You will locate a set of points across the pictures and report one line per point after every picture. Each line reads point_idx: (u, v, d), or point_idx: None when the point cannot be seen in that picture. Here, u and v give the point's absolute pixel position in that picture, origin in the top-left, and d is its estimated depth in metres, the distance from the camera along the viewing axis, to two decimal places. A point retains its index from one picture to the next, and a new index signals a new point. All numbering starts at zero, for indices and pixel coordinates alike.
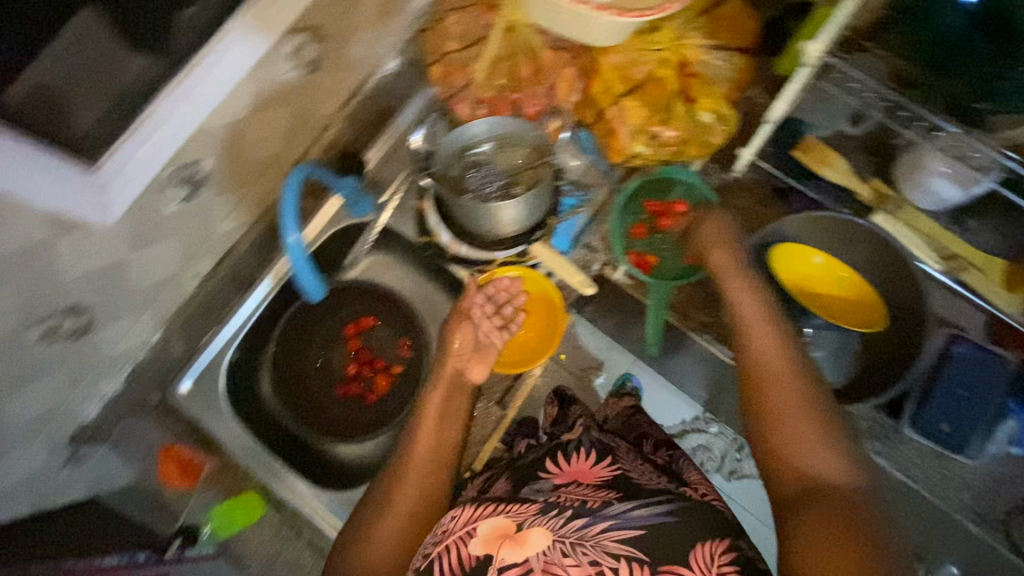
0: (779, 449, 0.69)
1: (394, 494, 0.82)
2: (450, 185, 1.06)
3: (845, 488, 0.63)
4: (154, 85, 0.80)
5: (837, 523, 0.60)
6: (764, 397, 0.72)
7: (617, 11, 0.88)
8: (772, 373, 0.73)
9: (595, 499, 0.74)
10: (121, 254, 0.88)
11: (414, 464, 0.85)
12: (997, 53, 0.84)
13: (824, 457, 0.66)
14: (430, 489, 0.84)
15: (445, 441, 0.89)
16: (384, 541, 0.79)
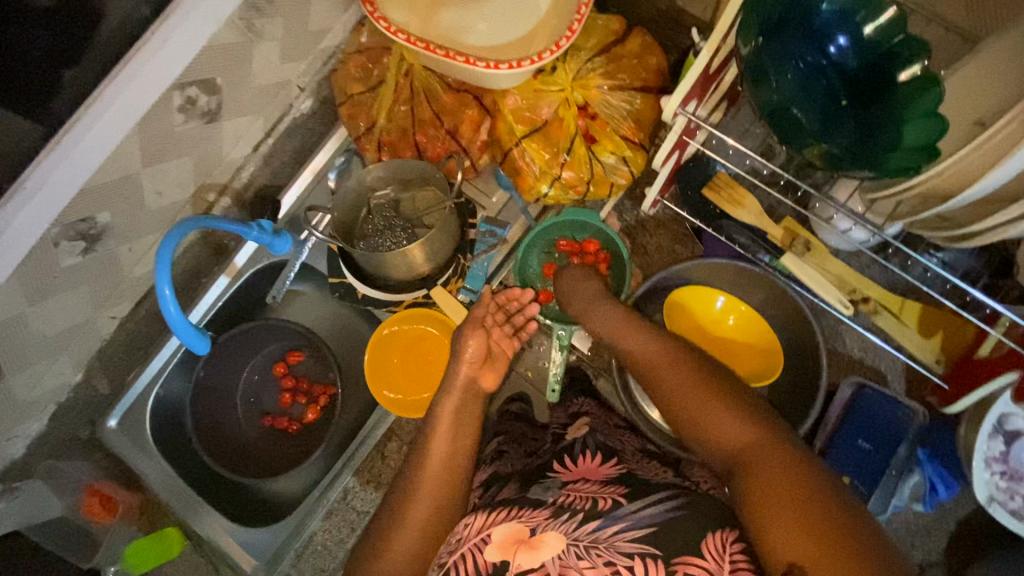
0: (702, 431, 0.74)
1: (401, 523, 0.79)
2: (355, 225, 1.08)
3: (759, 439, 0.69)
4: (35, 149, 0.83)
5: (766, 472, 0.64)
6: (666, 395, 0.79)
7: (490, 64, 0.91)
8: (664, 366, 0.82)
9: (606, 497, 0.70)
10: (18, 308, 0.91)
11: (426, 486, 0.83)
12: (842, 118, 0.68)
13: (727, 426, 0.72)
14: (434, 515, 0.80)
15: (451, 457, 0.87)
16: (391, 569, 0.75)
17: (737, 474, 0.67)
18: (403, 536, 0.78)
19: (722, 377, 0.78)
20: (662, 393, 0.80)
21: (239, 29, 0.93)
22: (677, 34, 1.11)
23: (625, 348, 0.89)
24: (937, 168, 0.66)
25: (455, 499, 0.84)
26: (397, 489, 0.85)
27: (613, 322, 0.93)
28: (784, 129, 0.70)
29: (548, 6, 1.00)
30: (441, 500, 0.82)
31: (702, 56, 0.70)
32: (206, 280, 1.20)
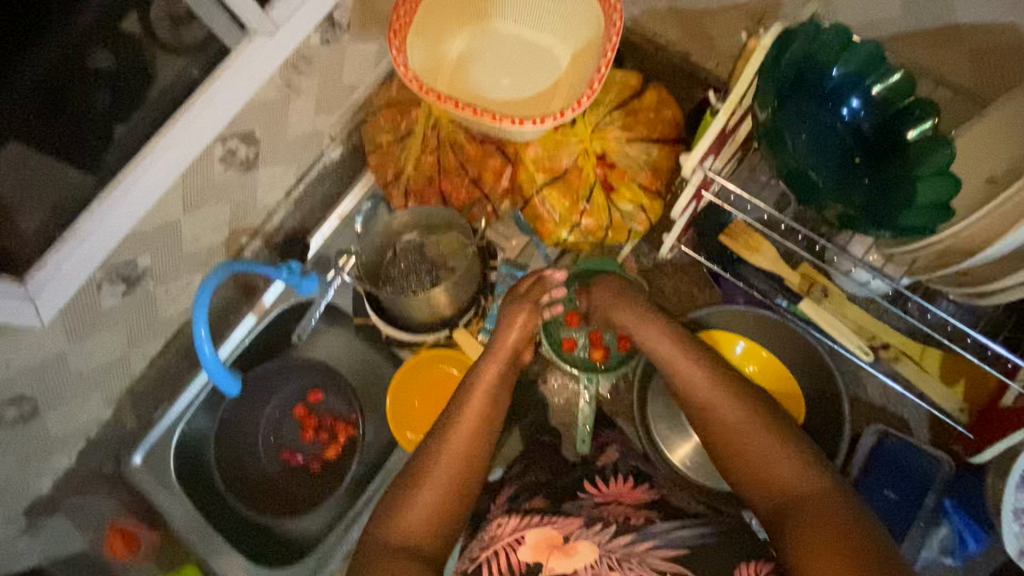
0: (749, 468, 0.75)
1: (421, 480, 0.79)
2: (381, 268, 1.12)
3: (812, 492, 0.70)
4: (86, 198, 0.88)
5: (822, 529, 0.66)
6: (713, 423, 0.80)
7: (516, 121, 0.93)
8: (721, 403, 0.80)
9: (638, 516, 0.79)
10: (60, 347, 0.95)
11: (454, 440, 0.83)
12: (857, 176, 0.73)
13: (774, 466, 0.74)
14: (459, 471, 0.81)
15: (480, 432, 0.85)
16: (411, 518, 0.76)
17: (789, 526, 0.68)
18: (425, 490, 0.78)
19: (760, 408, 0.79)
20: (716, 427, 0.79)
21: (279, 86, 1.00)
22: (692, 87, 1.16)
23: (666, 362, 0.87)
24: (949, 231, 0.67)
25: (480, 461, 0.83)
26: (422, 447, 0.85)
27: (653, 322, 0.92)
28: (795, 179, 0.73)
29: (568, 63, 1.05)
30: (465, 454, 0.82)
31: (716, 123, 0.72)
32: (234, 318, 1.23)
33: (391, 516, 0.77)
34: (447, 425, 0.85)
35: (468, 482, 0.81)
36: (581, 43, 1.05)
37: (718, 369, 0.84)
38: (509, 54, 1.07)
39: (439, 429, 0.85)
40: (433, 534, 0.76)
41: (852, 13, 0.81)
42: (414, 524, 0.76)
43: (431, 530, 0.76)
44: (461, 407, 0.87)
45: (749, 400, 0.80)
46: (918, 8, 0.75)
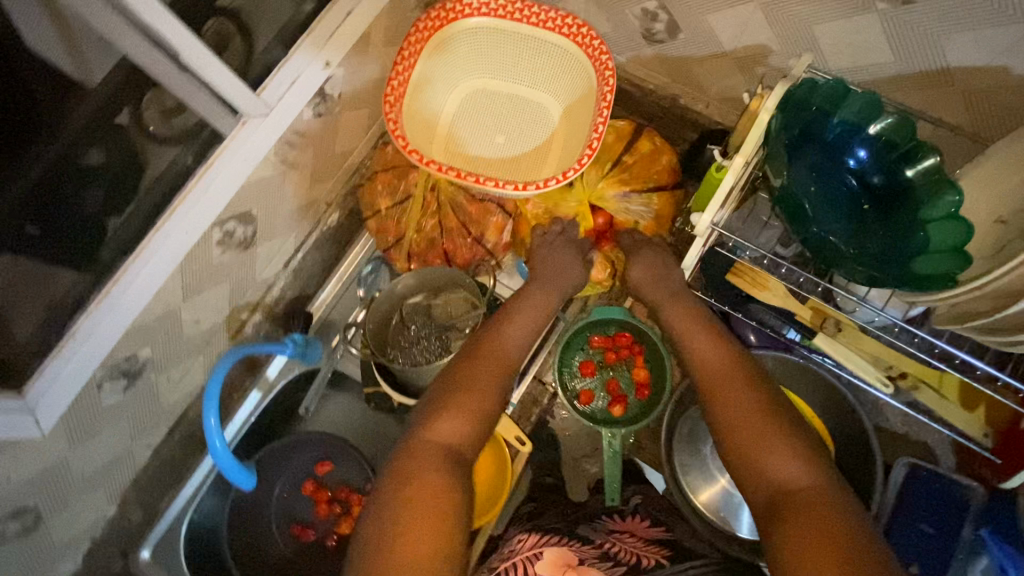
0: (753, 451, 0.72)
1: (464, 392, 0.82)
2: (389, 335, 1.09)
3: (814, 489, 0.67)
4: (82, 298, 0.84)
5: (822, 525, 0.62)
6: (729, 399, 0.78)
7: (518, 187, 0.91)
8: (733, 384, 0.79)
9: (649, 558, 0.82)
10: (62, 451, 0.91)
11: (489, 360, 0.88)
12: (868, 225, 0.72)
13: (778, 455, 0.71)
14: (492, 374, 0.86)
15: (491, 394, 0.84)
16: (454, 424, 0.79)
17: (786, 519, 0.65)
18: (468, 395, 0.82)
19: (777, 398, 0.78)
20: (725, 410, 0.77)
21: (275, 163, 0.98)
22: (683, 129, 1.17)
23: (688, 347, 0.88)
24: (951, 296, 0.67)
25: (490, 420, 0.82)
26: (458, 359, 0.89)
27: (682, 314, 0.92)
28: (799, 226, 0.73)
29: (561, 118, 1.05)
30: (498, 377, 0.87)
31: (730, 173, 0.73)
32: (239, 396, 1.18)
33: (423, 418, 0.79)
34: (491, 348, 0.90)
35: (500, 389, 0.86)
36: (572, 100, 1.05)
37: (738, 353, 0.85)
38: (499, 112, 1.07)
39: (477, 347, 0.90)
40: (469, 440, 0.79)
41: (842, 60, 0.83)
42: (455, 429, 0.78)
43: (466, 434, 0.79)
44: (501, 334, 0.92)
45: (756, 381, 0.80)
46: (908, 54, 0.76)
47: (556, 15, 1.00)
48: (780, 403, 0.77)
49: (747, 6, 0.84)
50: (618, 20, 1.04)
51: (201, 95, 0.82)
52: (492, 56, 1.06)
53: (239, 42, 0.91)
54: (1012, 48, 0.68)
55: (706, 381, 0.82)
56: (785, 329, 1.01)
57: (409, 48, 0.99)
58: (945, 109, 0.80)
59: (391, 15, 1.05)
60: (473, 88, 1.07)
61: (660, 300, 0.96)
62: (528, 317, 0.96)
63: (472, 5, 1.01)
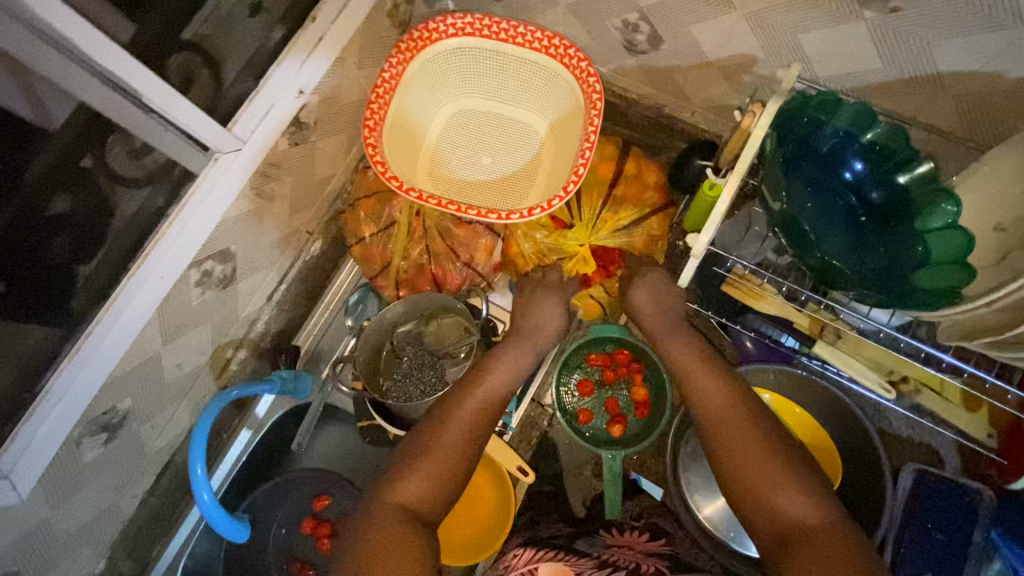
0: (757, 490, 0.72)
1: (430, 450, 0.80)
2: (381, 367, 1.06)
3: (820, 524, 0.67)
4: (53, 354, 0.80)
5: (827, 563, 0.62)
6: (729, 436, 0.78)
7: (503, 215, 0.90)
8: (733, 421, 0.79)
9: (648, 565, 0.81)
10: (43, 514, 0.87)
11: (460, 414, 0.85)
12: (868, 239, 0.70)
13: (786, 494, 0.71)
14: (463, 429, 0.84)
15: (464, 437, 0.83)
16: (417, 484, 0.77)
17: (793, 559, 0.65)
18: (434, 453, 0.80)
19: (780, 432, 0.78)
20: (724, 448, 0.77)
21: (251, 198, 0.94)
22: (669, 138, 1.15)
23: (684, 380, 0.87)
24: (956, 312, 0.66)
25: (465, 466, 0.81)
26: (430, 414, 0.87)
27: (675, 342, 0.93)
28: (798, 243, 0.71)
29: (547, 137, 1.04)
30: (468, 431, 0.84)
31: (726, 193, 0.71)
32: (228, 435, 1.15)
33: (393, 478, 0.78)
34: (460, 400, 0.87)
35: (471, 444, 0.83)
36: (558, 117, 1.03)
37: (736, 384, 0.85)
38: (485, 133, 1.05)
39: (448, 403, 0.87)
40: (433, 498, 0.77)
41: (830, 66, 0.82)
42: (419, 490, 0.77)
43: (432, 493, 0.77)
44: (478, 381, 0.90)
45: (755, 415, 0.80)
46: (897, 60, 0.75)
47: (540, 35, 0.97)
48: (783, 436, 0.78)
49: (730, 15, 0.82)
50: (599, 31, 1.01)
51: (171, 135, 0.78)
52: (476, 75, 1.03)
53: (208, 71, 0.84)
54: (1003, 52, 0.67)
55: (707, 419, 0.82)
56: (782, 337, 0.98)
57: (388, 72, 0.96)
58: (936, 113, 0.79)
59: (364, 37, 1.01)
60: (458, 108, 1.05)
61: (663, 333, 0.95)
62: (508, 351, 0.96)
63: (453, 25, 0.97)
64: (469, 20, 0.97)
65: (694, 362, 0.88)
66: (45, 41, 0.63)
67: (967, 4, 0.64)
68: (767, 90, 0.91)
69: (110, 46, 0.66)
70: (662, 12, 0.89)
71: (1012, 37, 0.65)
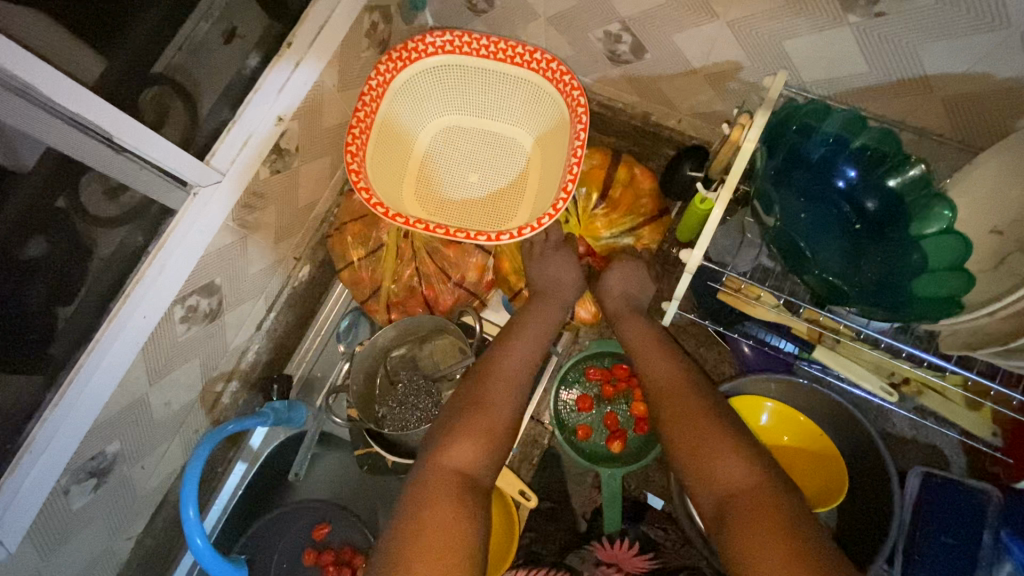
0: (701, 461, 0.73)
1: (477, 417, 0.82)
2: (376, 393, 1.04)
3: (758, 486, 0.68)
4: (35, 403, 0.77)
5: (763, 524, 0.63)
6: (677, 412, 0.79)
7: (492, 236, 0.88)
8: (679, 396, 0.80)
9: None
10: (33, 567, 0.84)
11: (499, 375, 0.88)
12: (864, 247, 0.69)
13: (729, 463, 0.71)
14: (506, 398, 0.85)
15: (511, 402, 0.86)
16: (469, 449, 0.78)
17: (732, 526, 0.66)
18: (478, 420, 0.81)
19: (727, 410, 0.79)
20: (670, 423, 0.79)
21: (234, 229, 0.92)
22: (657, 146, 1.14)
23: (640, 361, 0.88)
24: (959, 322, 0.66)
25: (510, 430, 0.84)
26: (466, 382, 0.88)
27: (633, 323, 0.94)
28: (794, 260, 0.70)
29: (534, 152, 1.03)
30: (508, 402, 0.85)
31: (718, 206, 0.69)
32: (223, 469, 1.12)
33: (437, 445, 0.79)
34: (496, 368, 0.89)
35: (510, 414, 0.85)
36: (544, 131, 1.02)
37: (682, 363, 0.86)
38: (470, 150, 1.04)
39: (484, 369, 0.89)
40: (483, 462, 0.79)
41: (816, 72, 0.80)
42: (469, 455, 0.78)
43: (480, 459, 0.79)
44: (505, 351, 0.91)
45: (702, 392, 0.81)
46: (884, 63, 0.74)
47: (522, 50, 0.95)
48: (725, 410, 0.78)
49: (713, 24, 0.81)
50: (581, 42, 1.00)
51: (146, 173, 0.77)
52: (459, 92, 1.01)
53: (182, 103, 0.81)
54: (991, 53, 0.66)
55: (657, 394, 0.83)
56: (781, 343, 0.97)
57: (369, 93, 0.93)
58: (925, 116, 0.78)
59: (343, 60, 0.99)
60: (442, 125, 1.04)
61: (626, 319, 0.95)
62: (516, 354, 0.91)
63: (434, 43, 0.95)
64: (449, 37, 0.95)
65: (649, 341, 0.91)
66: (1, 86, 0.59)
67: (953, 6, 0.63)
68: (754, 96, 0.90)
69: (74, 88, 0.63)
70: (644, 21, 0.87)
71: (1000, 38, 0.64)
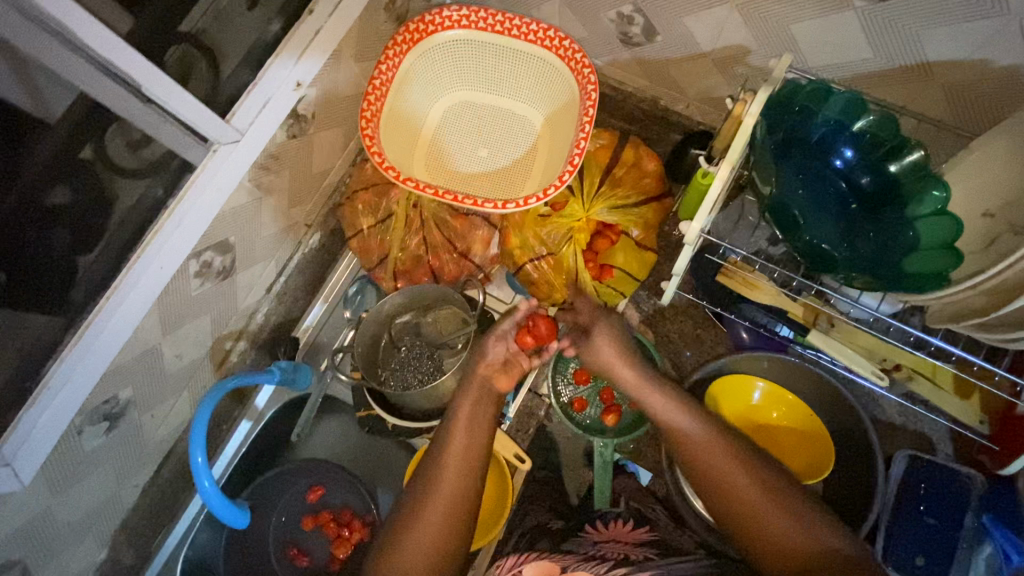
0: (759, 534, 0.73)
1: (418, 519, 0.77)
2: (380, 356, 1.07)
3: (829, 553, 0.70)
4: (55, 344, 0.80)
5: None
6: (719, 476, 0.78)
7: (499, 205, 0.91)
8: (739, 491, 0.76)
9: (637, 554, 0.85)
10: (46, 503, 0.88)
11: (453, 444, 0.83)
12: (858, 225, 0.71)
13: (790, 535, 0.72)
14: (460, 468, 0.81)
15: (465, 465, 0.82)
16: (418, 541, 0.75)
17: None
18: (433, 503, 0.78)
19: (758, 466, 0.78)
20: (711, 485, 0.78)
21: (249, 190, 0.95)
22: (665, 130, 1.16)
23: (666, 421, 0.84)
24: (948, 295, 0.68)
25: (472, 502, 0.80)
26: (426, 458, 0.84)
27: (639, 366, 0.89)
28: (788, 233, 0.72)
29: (542, 128, 1.05)
30: (464, 475, 0.81)
31: (717, 180, 0.71)
32: (228, 426, 1.16)
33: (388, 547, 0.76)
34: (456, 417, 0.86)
35: (467, 481, 0.81)
36: (554, 109, 1.04)
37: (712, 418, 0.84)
38: (480, 124, 1.06)
39: (442, 439, 0.84)
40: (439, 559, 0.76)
41: (821, 57, 0.83)
42: (422, 549, 0.75)
43: (438, 558, 0.75)
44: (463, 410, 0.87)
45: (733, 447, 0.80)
46: (887, 49, 0.76)
47: (535, 28, 0.98)
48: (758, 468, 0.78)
49: (722, 7, 0.83)
50: (593, 24, 1.02)
51: (170, 127, 0.80)
52: (473, 68, 1.04)
53: (206, 63, 0.85)
54: (989, 41, 0.68)
55: (707, 479, 0.78)
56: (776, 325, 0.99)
57: (386, 62, 0.96)
58: (927, 103, 0.80)
59: (363, 31, 1.03)
60: (454, 101, 1.06)
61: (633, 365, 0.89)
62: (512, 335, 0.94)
63: (450, 17, 0.98)
64: (465, 12, 0.98)
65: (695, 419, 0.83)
66: (40, 25, 0.64)
67: None
68: (760, 79, 0.92)
69: (108, 37, 0.66)
70: (655, 3, 0.90)
71: (998, 26, 0.66)
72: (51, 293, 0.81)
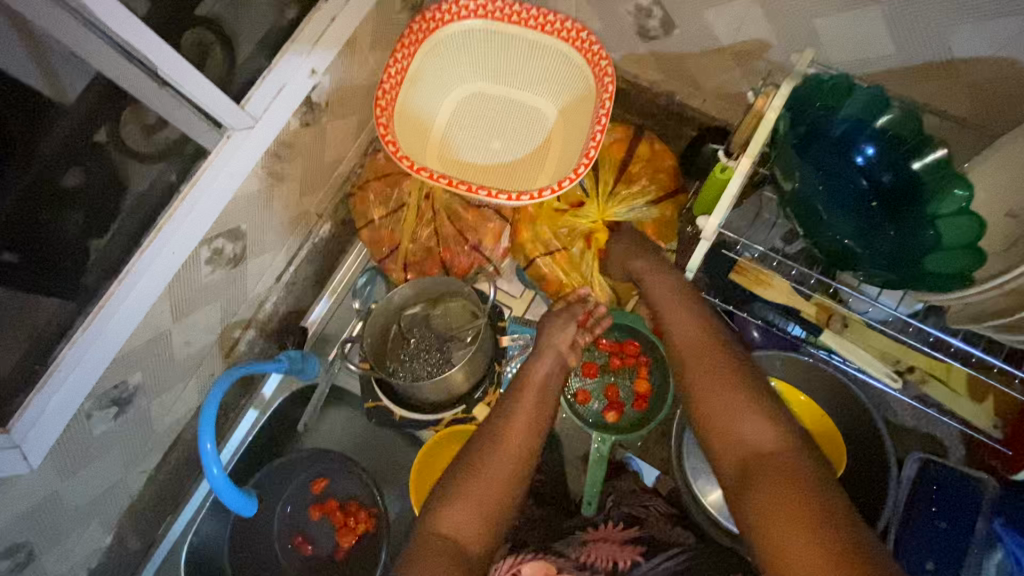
0: (725, 422, 0.74)
1: (483, 472, 0.80)
2: (388, 347, 1.06)
3: (778, 450, 0.69)
4: (65, 327, 0.80)
5: (789, 488, 0.64)
6: (695, 369, 0.80)
7: (513, 196, 0.89)
8: (709, 387, 0.77)
9: (624, 558, 0.86)
10: (54, 486, 0.88)
11: (512, 425, 0.86)
12: (878, 223, 0.70)
13: (753, 428, 0.72)
14: (520, 446, 0.84)
15: (524, 443, 0.85)
16: (464, 516, 0.76)
17: (756, 484, 0.67)
18: (487, 476, 0.80)
19: (743, 364, 0.79)
20: (690, 375, 0.80)
21: (262, 176, 0.95)
22: (680, 126, 1.15)
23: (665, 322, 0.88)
24: (962, 298, 0.67)
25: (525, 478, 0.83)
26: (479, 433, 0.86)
27: (676, 317, 0.87)
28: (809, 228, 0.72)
29: (557, 120, 1.04)
30: (520, 454, 0.83)
31: (737, 174, 0.71)
32: (235, 414, 1.16)
33: (437, 508, 0.77)
34: (506, 402, 0.89)
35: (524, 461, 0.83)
36: (569, 101, 1.03)
37: (707, 317, 0.86)
38: (494, 114, 1.05)
39: (504, 413, 0.87)
40: (480, 533, 0.76)
41: (844, 53, 0.82)
42: (466, 523, 0.76)
43: (495, 511, 0.78)
44: (524, 393, 0.90)
45: (727, 345, 0.82)
46: (910, 45, 0.75)
47: (553, 18, 0.97)
48: (739, 365, 0.79)
49: None
50: (611, 16, 1.01)
51: (184, 110, 0.79)
52: (488, 59, 1.03)
53: (222, 48, 0.84)
54: (1017, 39, 0.67)
55: (683, 360, 0.82)
56: (787, 324, 0.97)
57: (401, 51, 0.96)
58: (950, 101, 0.79)
59: (378, 20, 1.02)
60: (468, 92, 1.05)
61: (665, 305, 0.89)
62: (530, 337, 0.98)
63: (467, 7, 0.98)
64: (482, 2, 0.98)
65: (689, 328, 0.85)
66: (57, 3, 0.63)
67: None
68: (780, 75, 0.91)
69: (126, 17, 0.66)
70: None
71: None
72: (62, 277, 0.80)
